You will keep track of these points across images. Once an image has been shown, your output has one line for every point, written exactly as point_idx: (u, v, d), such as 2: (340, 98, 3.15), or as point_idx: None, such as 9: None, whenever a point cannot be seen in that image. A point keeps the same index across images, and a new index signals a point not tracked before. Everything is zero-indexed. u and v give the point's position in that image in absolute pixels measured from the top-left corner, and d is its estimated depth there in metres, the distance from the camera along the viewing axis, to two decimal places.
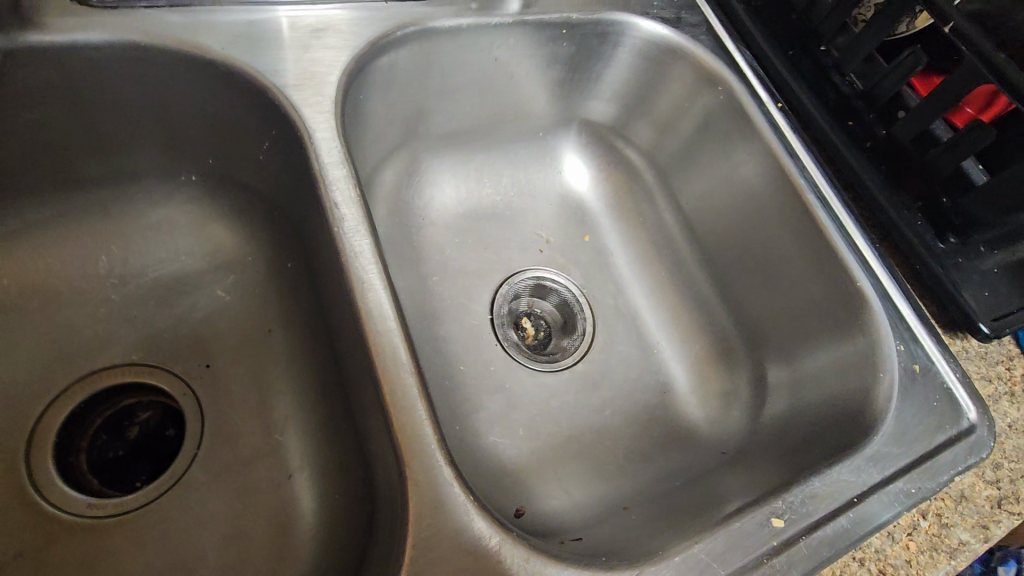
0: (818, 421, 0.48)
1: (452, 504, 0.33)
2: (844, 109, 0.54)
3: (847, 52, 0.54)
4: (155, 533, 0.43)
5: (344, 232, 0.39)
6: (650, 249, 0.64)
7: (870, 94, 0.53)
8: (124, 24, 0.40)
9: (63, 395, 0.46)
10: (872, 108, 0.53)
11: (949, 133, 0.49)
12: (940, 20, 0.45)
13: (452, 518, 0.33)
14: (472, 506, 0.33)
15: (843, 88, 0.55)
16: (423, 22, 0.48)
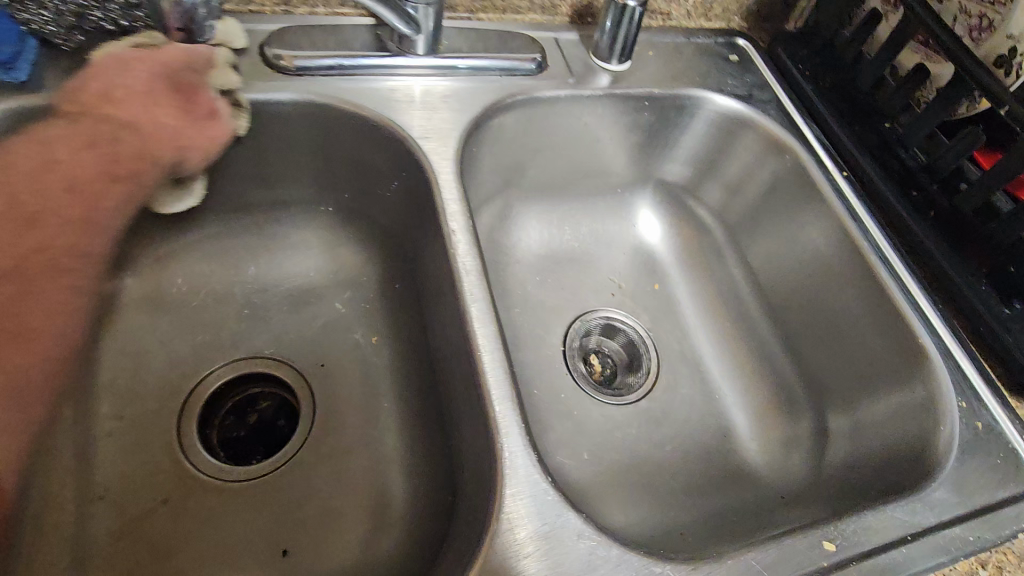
0: (878, 468, 0.50)
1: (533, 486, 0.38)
2: (909, 181, 0.59)
3: (910, 128, 0.58)
4: (270, 499, 0.50)
5: (456, 253, 0.47)
6: (716, 299, 0.69)
7: (932, 167, 0.57)
8: (304, 87, 0.52)
9: (209, 376, 0.56)
10: (935, 180, 0.57)
11: (1011, 204, 0.52)
12: (994, 102, 0.49)
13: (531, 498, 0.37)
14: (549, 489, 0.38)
15: (907, 161, 0.59)
16: (530, 91, 0.58)
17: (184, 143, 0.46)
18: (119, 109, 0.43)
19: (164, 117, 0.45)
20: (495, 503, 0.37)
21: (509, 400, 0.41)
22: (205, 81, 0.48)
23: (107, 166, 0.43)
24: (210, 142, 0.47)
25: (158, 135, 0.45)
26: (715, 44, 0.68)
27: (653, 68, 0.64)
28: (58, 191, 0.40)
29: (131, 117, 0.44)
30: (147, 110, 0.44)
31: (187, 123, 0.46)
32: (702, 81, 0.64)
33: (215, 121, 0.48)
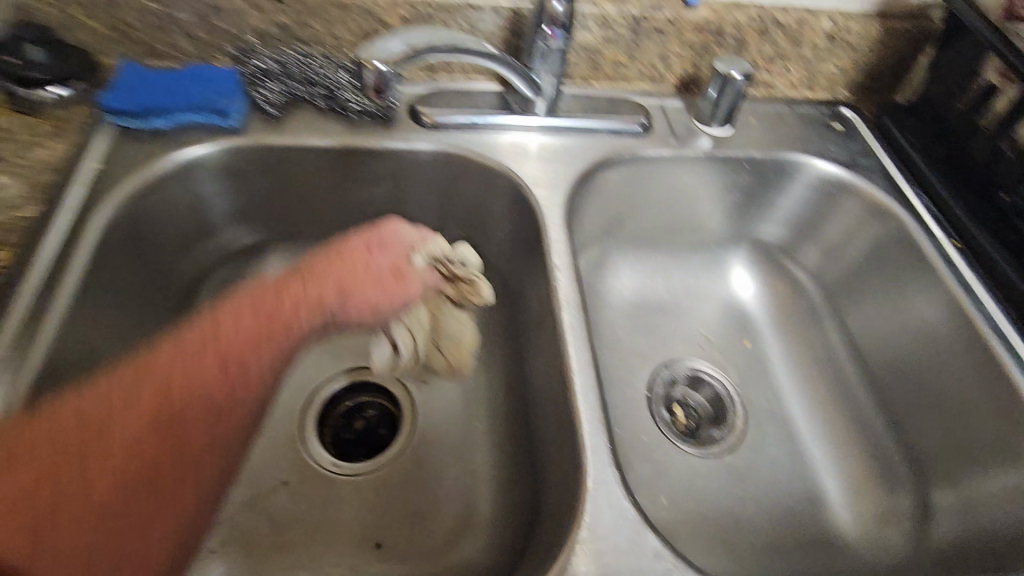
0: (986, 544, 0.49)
1: (619, 505, 0.40)
2: None
3: None
4: (370, 494, 0.56)
5: (557, 286, 0.52)
6: (810, 361, 0.68)
7: None
8: (442, 139, 0.60)
9: (331, 379, 0.64)
10: None
11: None
12: None
13: (618, 516, 0.39)
14: (633, 509, 0.40)
15: None
16: (636, 151, 0.64)
17: (381, 304, 0.46)
18: (322, 274, 0.44)
19: (365, 286, 0.45)
20: (579, 513, 0.40)
21: (601, 421, 0.43)
22: (415, 244, 0.50)
23: (257, 332, 0.40)
24: (405, 296, 0.48)
25: (361, 301, 0.45)
26: (819, 113, 0.71)
27: (754, 133, 0.67)
28: (250, 324, 0.40)
29: (330, 285, 0.44)
30: (349, 284, 0.45)
31: (388, 282, 0.47)
32: (804, 147, 0.66)
33: (410, 280, 0.48)
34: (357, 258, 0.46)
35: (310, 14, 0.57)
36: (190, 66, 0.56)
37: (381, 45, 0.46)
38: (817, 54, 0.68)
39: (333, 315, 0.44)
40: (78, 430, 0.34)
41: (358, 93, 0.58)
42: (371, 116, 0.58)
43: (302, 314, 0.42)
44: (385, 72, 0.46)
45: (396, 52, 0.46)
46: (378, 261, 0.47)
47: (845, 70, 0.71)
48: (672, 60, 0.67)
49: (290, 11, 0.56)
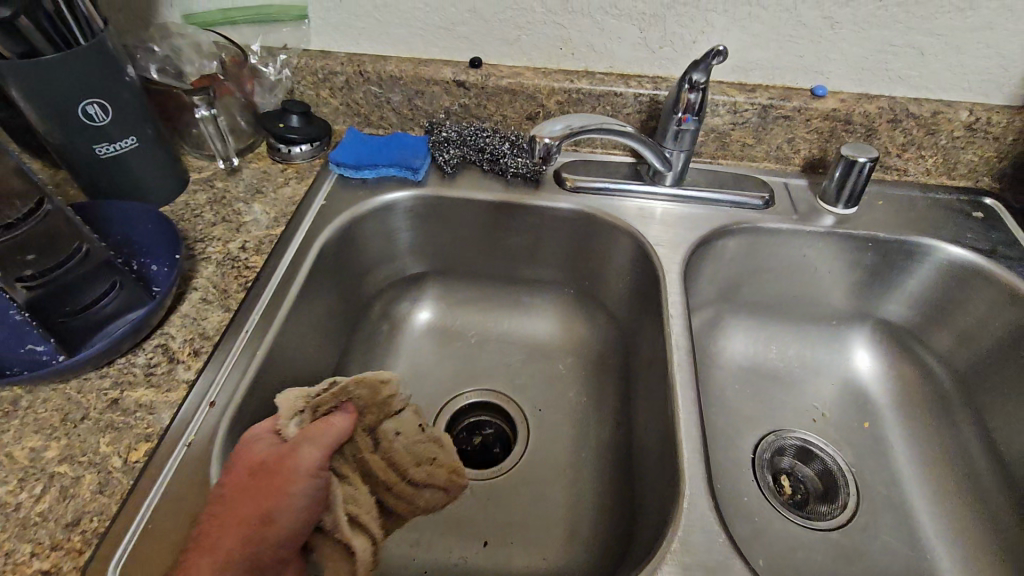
0: None
1: (712, 532, 0.43)
2: None
3: None
4: (485, 499, 0.63)
5: (670, 333, 0.57)
6: (939, 451, 0.65)
7: None
8: (579, 199, 0.70)
9: (461, 394, 0.73)
10: None
11: None
12: None
13: (710, 541, 0.43)
14: (725, 538, 0.43)
15: None
16: (755, 223, 0.69)
17: (274, 509, 0.43)
18: (207, 525, 0.41)
19: (255, 488, 0.43)
20: (670, 530, 0.44)
21: (699, 454, 0.48)
22: (270, 432, 0.47)
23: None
24: (296, 475, 0.45)
25: (249, 511, 0.42)
26: (957, 200, 0.71)
27: (881, 214, 0.69)
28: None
29: (221, 524, 0.41)
30: (244, 498, 0.42)
31: (281, 484, 0.44)
32: (936, 232, 0.67)
33: (286, 463, 0.45)
34: (233, 484, 0.43)
35: (487, 97, 0.72)
36: (394, 134, 0.74)
37: (546, 128, 0.57)
38: (956, 143, 0.70)
39: (243, 540, 0.41)
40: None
41: (515, 158, 0.70)
42: (525, 176, 0.71)
43: (228, 541, 0.40)
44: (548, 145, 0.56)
45: (557, 130, 0.56)
46: (246, 464, 0.44)
47: (988, 159, 0.71)
48: (799, 143, 0.72)
49: (472, 95, 0.72)
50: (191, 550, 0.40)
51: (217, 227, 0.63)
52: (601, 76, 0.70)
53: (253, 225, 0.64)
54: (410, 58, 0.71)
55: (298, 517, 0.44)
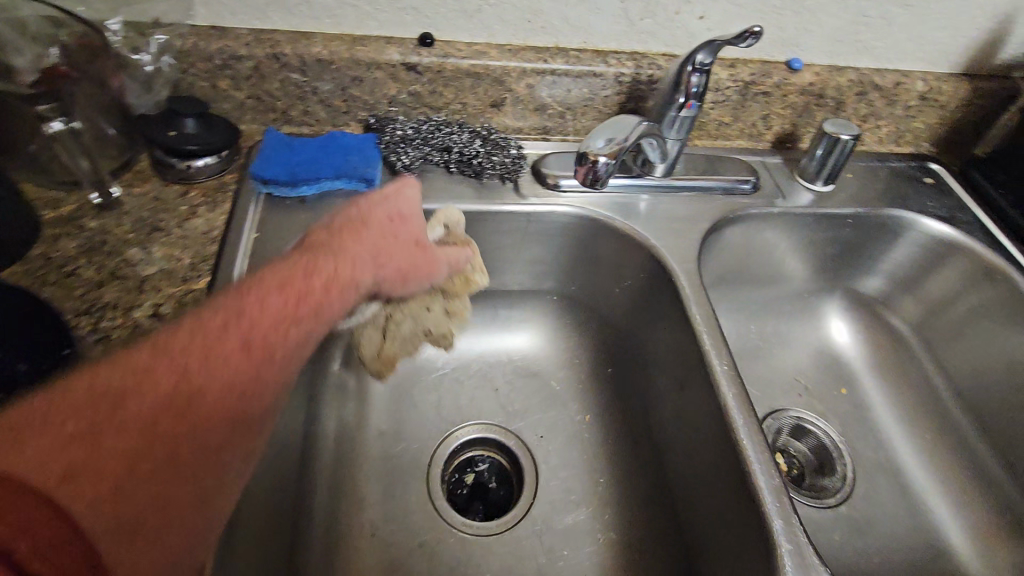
0: None
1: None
2: None
3: None
4: (512, 557, 0.56)
5: (705, 349, 0.52)
6: (917, 410, 0.69)
7: None
8: (567, 201, 0.62)
9: (448, 436, 0.64)
10: None
11: None
12: None
13: None
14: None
15: None
16: (743, 209, 0.66)
17: (408, 276, 0.45)
18: (347, 246, 0.42)
19: (398, 249, 0.44)
20: None
21: (782, 489, 0.44)
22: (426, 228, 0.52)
23: (291, 306, 0.37)
24: (423, 279, 0.47)
25: (387, 262, 0.44)
26: (909, 168, 0.74)
27: (853, 189, 0.70)
28: (273, 297, 0.37)
29: (362, 250, 0.42)
30: (382, 254, 0.43)
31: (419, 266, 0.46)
32: (904, 204, 0.69)
33: (427, 256, 0.47)
34: (383, 221, 0.44)
35: (444, 83, 0.59)
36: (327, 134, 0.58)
37: (592, 143, 0.53)
38: (908, 112, 0.71)
39: (381, 278, 0.43)
40: (92, 416, 0.29)
41: (489, 156, 0.60)
42: (501, 175, 0.61)
43: (381, 271, 0.43)
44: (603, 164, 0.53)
45: (604, 145, 0.53)
46: (412, 236, 0.46)
47: (931, 127, 0.74)
48: (773, 119, 0.69)
49: (426, 81, 0.59)
50: (322, 246, 0.41)
51: (108, 289, 0.46)
52: (576, 53, 0.61)
53: (162, 277, 0.47)
54: (343, 36, 0.56)
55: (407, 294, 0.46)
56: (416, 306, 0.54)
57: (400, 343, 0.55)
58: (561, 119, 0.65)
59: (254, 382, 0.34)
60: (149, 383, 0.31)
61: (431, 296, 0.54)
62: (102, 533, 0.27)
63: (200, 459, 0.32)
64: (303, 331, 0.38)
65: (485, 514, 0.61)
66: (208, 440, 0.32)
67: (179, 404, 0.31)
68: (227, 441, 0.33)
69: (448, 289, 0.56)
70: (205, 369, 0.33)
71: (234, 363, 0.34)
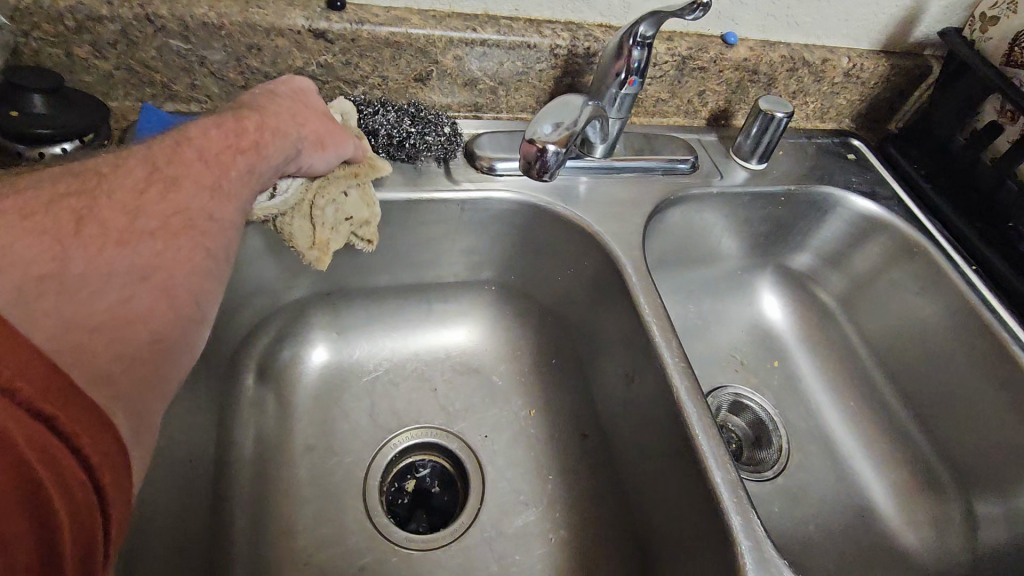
0: None
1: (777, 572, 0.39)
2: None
3: None
4: (461, 569, 0.53)
5: (654, 339, 0.50)
6: (844, 378, 0.72)
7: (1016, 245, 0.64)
8: (504, 186, 0.57)
9: (384, 444, 0.58)
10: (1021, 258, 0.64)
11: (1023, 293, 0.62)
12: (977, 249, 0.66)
13: None
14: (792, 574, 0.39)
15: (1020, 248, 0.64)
16: (683, 190, 0.64)
17: (325, 141, 0.46)
18: (266, 113, 0.42)
19: (316, 119, 0.45)
20: None
21: (739, 482, 0.43)
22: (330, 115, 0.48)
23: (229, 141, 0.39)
24: (339, 148, 0.47)
25: (306, 132, 0.44)
26: (833, 144, 0.76)
27: (785, 167, 0.71)
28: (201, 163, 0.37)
29: (276, 117, 0.43)
30: (299, 122, 0.44)
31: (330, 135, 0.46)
32: (831, 180, 0.71)
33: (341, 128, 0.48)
34: (288, 93, 0.46)
35: (360, 53, 0.52)
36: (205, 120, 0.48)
37: (538, 129, 0.48)
38: (833, 89, 0.72)
39: (301, 134, 0.44)
40: (48, 267, 0.29)
41: (423, 135, 0.54)
42: (437, 152, 0.55)
43: (300, 130, 0.44)
44: (553, 154, 0.48)
45: (552, 132, 0.48)
46: (320, 107, 0.47)
47: (852, 103, 0.75)
48: (708, 95, 0.68)
49: (338, 51, 0.51)
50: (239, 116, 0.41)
51: None
52: (507, 22, 0.55)
53: None
54: None
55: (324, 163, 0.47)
56: (330, 188, 0.48)
57: (328, 230, 0.49)
58: (493, 95, 0.60)
59: (203, 238, 0.35)
60: (102, 238, 0.31)
61: (345, 178, 0.49)
62: (77, 364, 0.27)
63: (171, 310, 0.32)
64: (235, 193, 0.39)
65: (430, 523, 0.57)
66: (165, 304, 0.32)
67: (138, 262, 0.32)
68: (193, 291, 0.34)
69: (361, 173, 0.50)
70: (152, 223, 0.33)
71: (179, 211, 0.35)
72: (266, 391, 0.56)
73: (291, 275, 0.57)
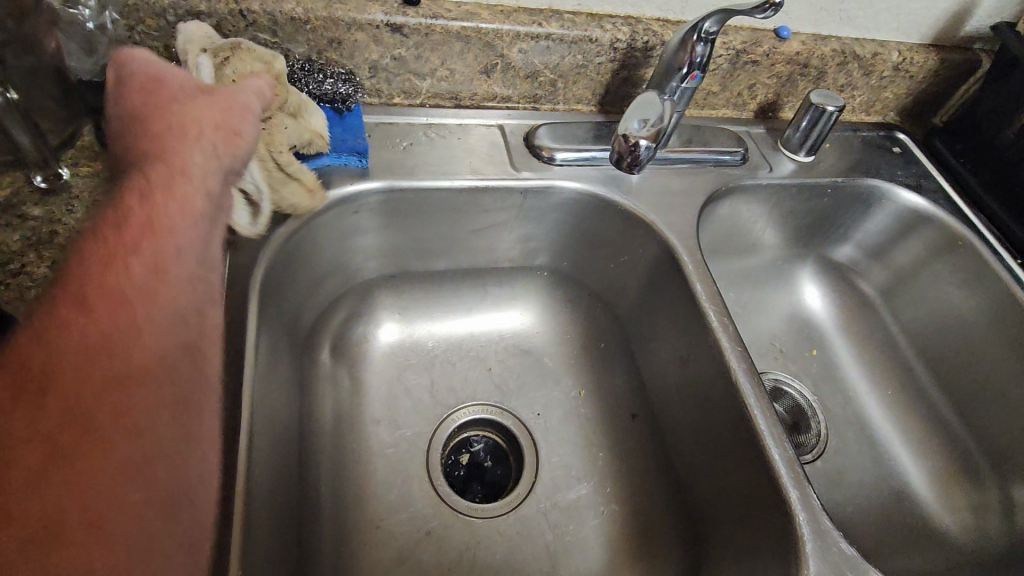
0: None
1: (834, 542, 0.42)
2: None
3: None
4: (520, 537, 0.56)
5: (710, 323, 0.52)
6: (883, 367, 0.73)
7: None
8: (563, 176, 0.60)
9: (444, 420, 0.62)
10: None
11: None
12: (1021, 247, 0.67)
13: (835, 553, 0.42)
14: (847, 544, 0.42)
15: None
16: (734, 181, 0.66)
17: (232, 121, 0.37)
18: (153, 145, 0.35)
19: (202, 108, 0.37)
20: (798, 556, 0.42)
21: (795, 461, 0.45)
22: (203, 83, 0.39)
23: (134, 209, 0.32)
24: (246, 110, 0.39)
25: (201, 126, 0.36)
26: (878, 137, 0.77)
27: (831, 160, 0.72)
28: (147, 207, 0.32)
29: (166, 126, 0.35)
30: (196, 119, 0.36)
31: (221, 107, 0.37)
32: (877, 174, 0.72)
33: (222, 93, 0.38)
34: (142, 99, 0.37)
35: (431, 47, 0.55)
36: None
37: (628, 125, 0.52)
38: (880, 82, 0.73)
39: (198, 133, 0.36)
40: None
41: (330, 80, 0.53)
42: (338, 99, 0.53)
43: (200, 130, 0.36)
44: (645, 149, 0.53)
45: (641, 128, 0.51)
46: (184, 86, 0.38)
47: (899, 96, 0.76)
48: (757, 88, 0.69)
49: (412, 44, 0.54)
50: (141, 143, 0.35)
51: None
52: (570, 16, 0.57)
53: None
54: None
55: (244, 140, 0.39)
56: (278, 136, 0.46)
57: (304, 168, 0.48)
58: (552, 87, 0.62)
59: (134, 357, 0.29)
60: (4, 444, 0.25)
61: (275, 115, 0.46)
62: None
63: (135, 461, 0.27)
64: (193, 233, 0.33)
65: (485, 494, 0.60)
66: (125, 416, 0.28)
67: (54, 387, 0.26)
68: (152, 424, 0.28)
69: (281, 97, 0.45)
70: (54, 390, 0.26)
71: (93, 345, 0.28)
72: (338, 366, 0.60)
73: (361, 258, 0.60)
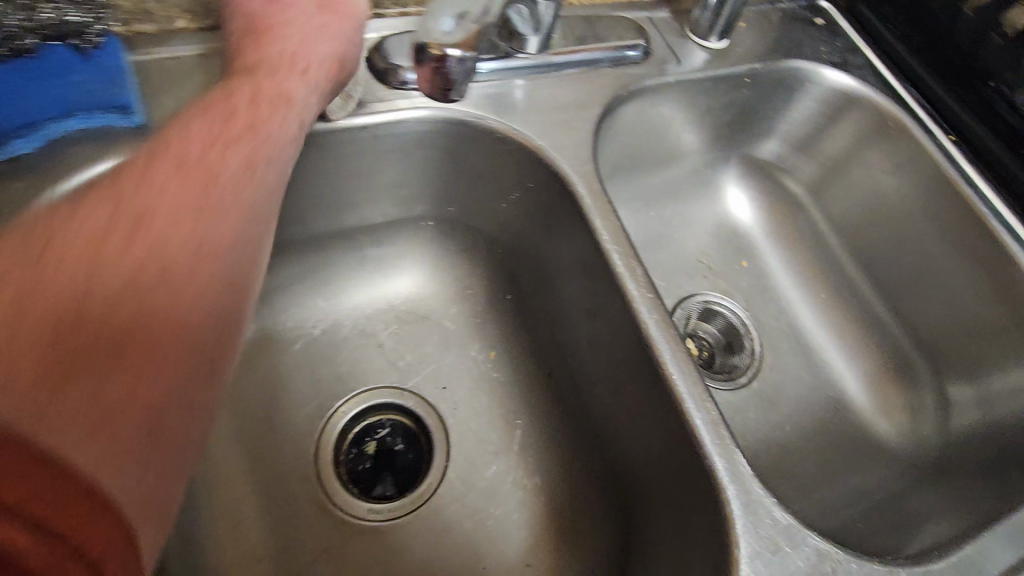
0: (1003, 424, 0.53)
1: (771, 514, 0.37)
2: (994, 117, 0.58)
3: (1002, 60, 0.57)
4: (433, 534, 0.50)
5: (617, 271, 0.43)
6: (814, 270, 0.68)
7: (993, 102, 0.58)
8: (421, 103, 0.47)
9: (334, 415, 0.53)
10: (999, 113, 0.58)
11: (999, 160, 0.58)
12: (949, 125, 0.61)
13: (774, 528, 0.36)
14: (788, 515, 0.37)
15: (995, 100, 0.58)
16: (638, 83, 0.55)
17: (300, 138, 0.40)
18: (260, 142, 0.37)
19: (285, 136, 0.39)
20: (730, 537, 0.36)
21: (721, 422, 0.39)
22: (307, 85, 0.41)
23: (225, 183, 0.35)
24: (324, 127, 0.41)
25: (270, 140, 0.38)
26: (798, 8, 0.66)
27: (748, 42, 0.62)
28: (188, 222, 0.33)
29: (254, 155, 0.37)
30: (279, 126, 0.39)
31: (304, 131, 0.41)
32: (800, 52, 0.63)
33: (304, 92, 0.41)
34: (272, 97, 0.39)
35: None
36: None
37: (434, 26, 0.36)
38: None
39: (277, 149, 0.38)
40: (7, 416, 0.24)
41: None
42: None
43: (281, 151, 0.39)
44: (458, 61, 0.36)
45: (452, 27, 0.36)
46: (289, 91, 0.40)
47: None
48: None
49: None
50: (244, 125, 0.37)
51: None
52: None
53: None
54: None
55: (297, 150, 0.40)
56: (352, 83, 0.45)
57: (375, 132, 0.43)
58: None
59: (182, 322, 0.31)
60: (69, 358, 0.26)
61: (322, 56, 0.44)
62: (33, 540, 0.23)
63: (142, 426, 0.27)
64: (203, 256, 0.32)
65: (396, 484, 0.52)
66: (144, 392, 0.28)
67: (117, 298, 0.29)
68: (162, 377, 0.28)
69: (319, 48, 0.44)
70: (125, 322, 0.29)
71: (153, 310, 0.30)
72: None
73: None
